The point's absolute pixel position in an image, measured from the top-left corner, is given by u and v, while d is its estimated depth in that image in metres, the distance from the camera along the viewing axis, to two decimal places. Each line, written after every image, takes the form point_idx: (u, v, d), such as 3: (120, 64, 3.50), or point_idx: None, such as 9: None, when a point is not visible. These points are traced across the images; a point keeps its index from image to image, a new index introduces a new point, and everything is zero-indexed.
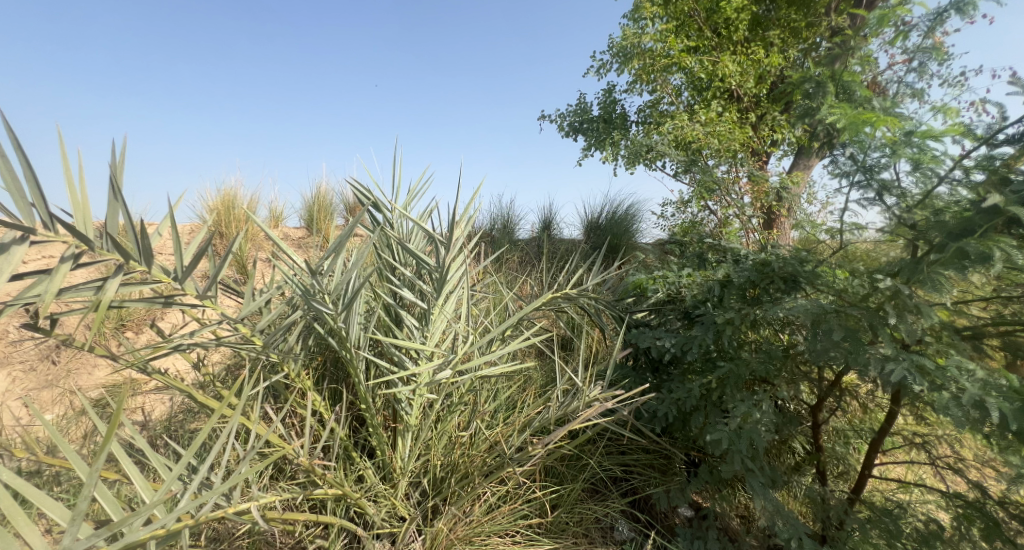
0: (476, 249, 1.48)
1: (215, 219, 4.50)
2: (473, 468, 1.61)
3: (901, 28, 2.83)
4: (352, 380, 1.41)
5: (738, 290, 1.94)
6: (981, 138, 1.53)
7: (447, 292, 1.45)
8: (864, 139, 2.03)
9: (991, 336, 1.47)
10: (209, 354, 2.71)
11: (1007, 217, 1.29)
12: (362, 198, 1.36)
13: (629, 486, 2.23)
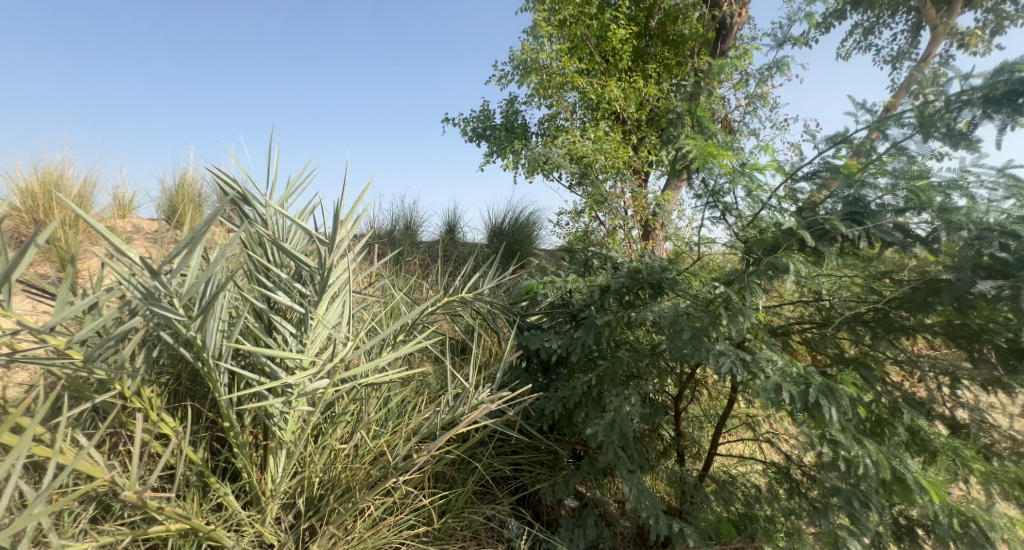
0: (361, 251, 1.49)
1: (25, 206, 3.92)
2: (355, 480, 1.62)
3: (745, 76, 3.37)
4: (213, 395, 1.31)
5: (615, 294, 2.13)
6: (790, 173, 1.92)
7: (329, 296, 1.44)
8: (714, 166, 2.39)
9: (795, 333, 1.83)
10: (21, 371, 2.30)
11: (800, 239, 1.61)
12: (227, 189, 1.28)
13: (513, 487, 2.34)
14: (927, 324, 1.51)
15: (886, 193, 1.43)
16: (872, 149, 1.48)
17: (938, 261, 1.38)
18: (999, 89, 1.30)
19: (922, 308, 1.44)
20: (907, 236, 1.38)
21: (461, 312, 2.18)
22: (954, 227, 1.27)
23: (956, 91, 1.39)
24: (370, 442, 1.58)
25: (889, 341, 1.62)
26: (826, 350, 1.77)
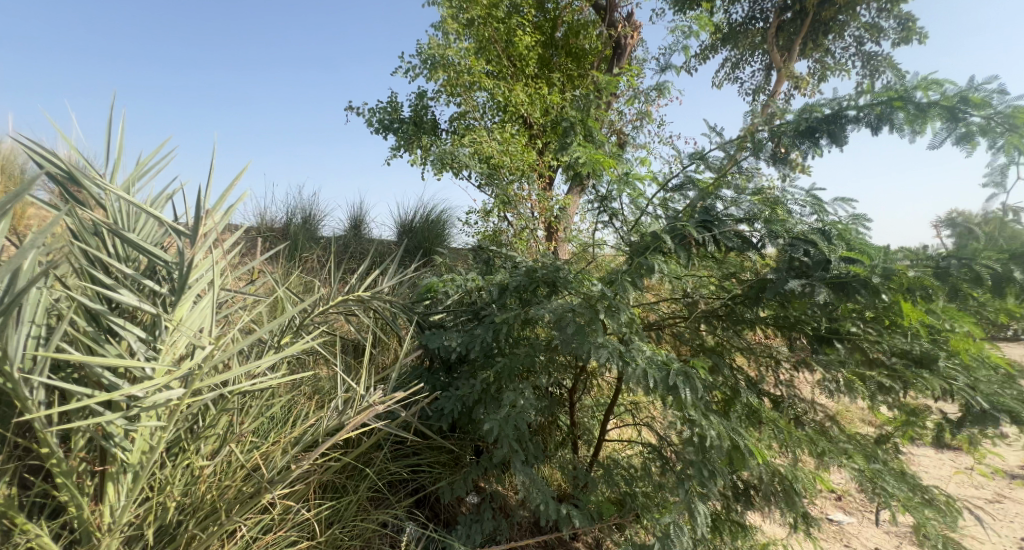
0: (230, 244, 1.38)
1: None
2: (222, 501, 1.49)
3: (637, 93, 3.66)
4: (25, 416, 1.09)
5: (514, 293, 2.19)
6: (664, 184, 2.14)
7: (189, 294, 1.29)
8: (603, 173, 2.59)
9: (665, 327, 2.03)
10: None
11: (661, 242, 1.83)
12: (50, 167, 1.11)
13: (410, 489, 2.27)
14: (760, 317, 1.87)
15: (729, 204, 1.70)
16: (721, 168, 1.75)
17: (768, 263, 1.66)
18: (801, 123, 1.59)
19: (755, 302, 1.74)
20: (744, 242, 1.65)
21: (356, 311, 2.12)
22: (775, 235, 1.57)
23: (773, 124, 1.70)
24: (241, 456, 1.43)
25: (730, 327, 1.95)
26: (688, 341, 2.04)
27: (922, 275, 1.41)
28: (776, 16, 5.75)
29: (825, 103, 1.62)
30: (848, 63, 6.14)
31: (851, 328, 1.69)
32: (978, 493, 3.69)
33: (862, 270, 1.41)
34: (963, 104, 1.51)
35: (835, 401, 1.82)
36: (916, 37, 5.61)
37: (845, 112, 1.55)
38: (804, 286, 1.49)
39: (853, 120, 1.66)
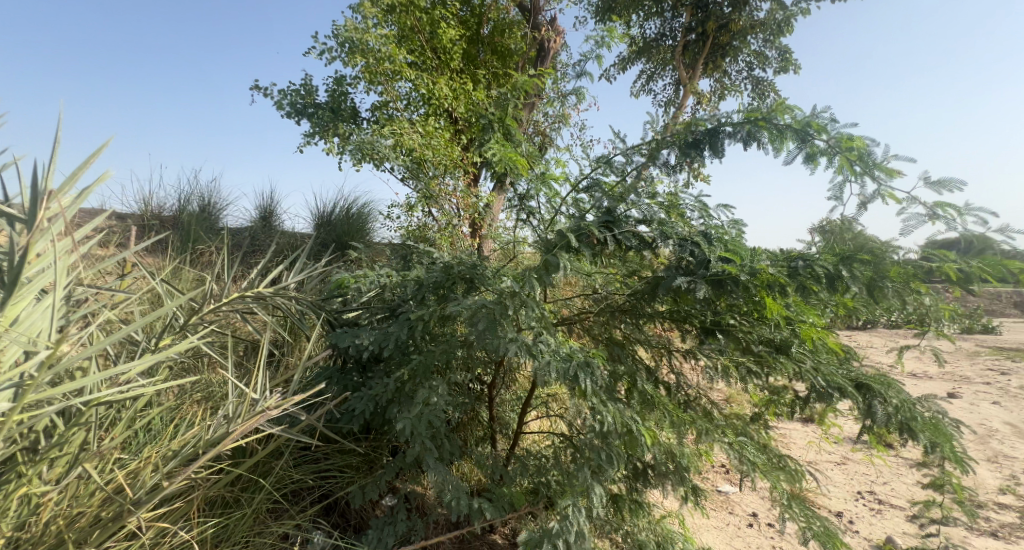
0: (83, 232, 1.22)
1: None
2: (71, 531, 1.32)
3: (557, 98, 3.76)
4: None
5: (431, 290, 2.17)
6: (577, 185, 2.23)
7: (28, 290, 1.12)
8: (520, 172, 2.65)
9: (574, 322, 2.20)
10: None
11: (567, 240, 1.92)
12: None
13: (315, 496, 2.18)
14: (658, 310, 2.10)
15: (627, 206, 1.85)
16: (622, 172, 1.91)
17: (663, 261, 1.81)
18: (689, 134, 1.76)
19: (650, 296, 1.94)
20: (640, 241, 1.79)
21: (256, 309, 1.99)
22: (665, 236, 1.74)
23: (665, 133, 1.86)
24: (93, 476, 1.22)
25: (632, 320, 2.14)
26: (595, 335, 2.21)
27: (777, 272, 1.66)
28: (683, 36, 6.17)
29: (706, 118, 1.81)
30: (742, 85, 6.76)
31: (729, 322, 1.98)
32: (830, 459, 4.34)
33: (734, 267, 1.62)
34: (810, 127, 1.76)
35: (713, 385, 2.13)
36: (794, 69, 6.33)
37: (722, 127, 1.74)
38: (687, 282, 1.66)
39: (729, 134, 1.88)
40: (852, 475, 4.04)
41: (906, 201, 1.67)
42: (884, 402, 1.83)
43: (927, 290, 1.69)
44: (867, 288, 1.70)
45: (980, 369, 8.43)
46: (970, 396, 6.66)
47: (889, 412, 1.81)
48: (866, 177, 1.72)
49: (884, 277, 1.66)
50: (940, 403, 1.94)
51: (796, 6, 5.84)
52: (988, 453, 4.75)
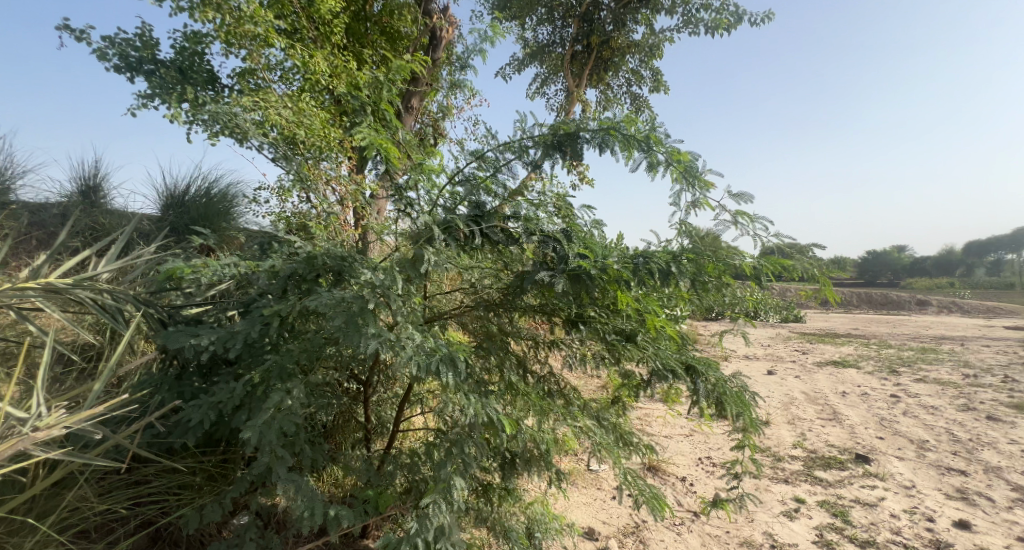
0: None
1: None
2: None
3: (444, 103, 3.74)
4: None
5: (294, 283, 1.98)
6: (460, 174, 2.42)
7: None
8: (397, 163, 2.57)
9: (448, 314, 2.50)
10: None
11: (444, 228, 2.14)
12: None
13: (134, 526, 1.87)
14: (530, 304, 2.46)
15: (499, 204, 2.17)
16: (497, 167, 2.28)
17: (531, 254, 2.19)
18: (551, 138, 2.17)
19: (518, 290, 2.34)
20: (508, 236, 2.21)
21: (48, 307, 1.64)
22: (529, 233, 2.17)
23: (538, 137, 2.21)
24: None
25: (506, 313, 2.49)
26: (477, 327, 2.52)
27: (623, 268, 2.02)
28: (570, 45, 6.43)
29: (569, 124, 2.27)
30: (622, 98, 7.25)
31: (589, 314, 2.38)
32: (681, 432, 5.01)
33: (587, 263, 2.00)
34: (648, 141, 2.15)
35: (572, 370, 2.67)
36: (664, 89, 6.93)
37: (576, 133, 2.15)
38: (549, 276, 2.06)
39: (588, 140, 2.21)
40: (698, 445, 4.74)
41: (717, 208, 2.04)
42: (704, 380, 2.37)
43: (732, 279, 2.15)
44: (692, 279, 2.17)
45: (792, 349, 10.16)
46: (783, 371, 8.04)
47: (708, 388, 2.37)
48: (689, 185, 2.18)
49: (702, 271, 2.12)
50: (746, 379, 2.50)
51: (664, 32, 6.39)
52: (788, 415, 5.74)
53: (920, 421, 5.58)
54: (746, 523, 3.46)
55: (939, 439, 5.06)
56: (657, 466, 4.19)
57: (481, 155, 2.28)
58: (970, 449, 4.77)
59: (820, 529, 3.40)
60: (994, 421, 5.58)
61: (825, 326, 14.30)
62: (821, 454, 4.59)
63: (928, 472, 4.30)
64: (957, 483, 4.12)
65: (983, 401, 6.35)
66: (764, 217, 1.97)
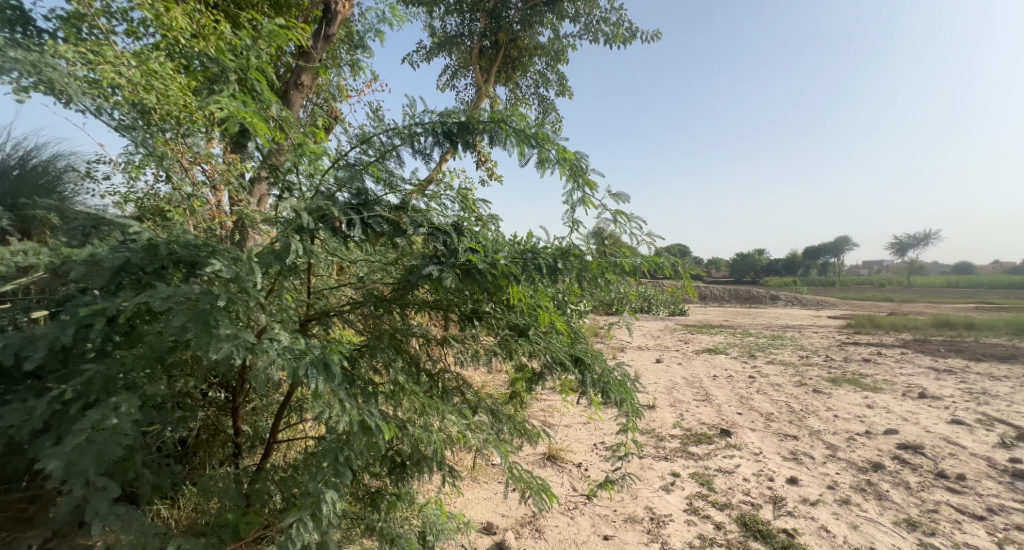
0: None
1: None
2: None
3: (339, 91, 3.48)
4: None
5: (128, 279, 1.69)
6: (346, 158, 2.26)
7: None
8: (270, 140, 2.27)
9: (330, 313, 2.32)
10: None
11: (323, 216, 2.03)
12: None
13: None
14: (423, 300, 2.35)
15: (385, 193, 2.12)
16: (384, 153, 2.21)
17: (420, 248, 2.19)
18: (442, 126, 2.12)
19: (405, 288, 2.24)
20: (392, 227, 2.13)
21: None
22: (417, 224, 2.12)
23: (426, 124, 2.14)
24: None
25: (398, 310, 2.34)
26: (368, 322, 2.37)
27: (511, 264, 2.05)
28: (478, 40, 6.29)
29: (459, 112, 2.20)
30: (530, 99, 7.29)
31: (485, 309, 2.34)
32: (579, 421, 5.20)
33: (476, 258, 2.03)
34: (537, 137, 2.15)
35: (465, 368, 2.62)
36: (569, 94, 7.08)
37: (467, 123, 2.11)
38: (438, 270, 2.03)
39: (477, 130, 2.16)
40: (594, 432, 4.93)
41: (599, 208, 2.11)
42: (591, 371, 2.41)
43: (614, 276, 2.26)
44: (578, 275, 2.24)
45: (675, 340, 11.03)
46: (668, 359, 8.68)
47: (594, 378, 2.41)
48: (574, 183, 2.19)
49: (586, 268, 2.20)
50: (627, 367, 2.60)
51: (568, 38, 6.50)
52: (671, 399, 6.17)
53: (768, 396, 6.30)
54: (630, 500, 3.62)
55: (780, 411, 5.74)
56: (556, 454, 4.27)
57: (381, 149, 2.23)
58: (801, 417, 5.47)
59: (691, 498, 3.66)
60: (817, 393, 6.47)
61: (702, 319, 15.73)
62: (694, 432, 4.98)
63: (771, 439, 4.84)
64: (791, 446, 4.67)
65: (812, 377, 7.35)
66: (638, 218, 2.11)
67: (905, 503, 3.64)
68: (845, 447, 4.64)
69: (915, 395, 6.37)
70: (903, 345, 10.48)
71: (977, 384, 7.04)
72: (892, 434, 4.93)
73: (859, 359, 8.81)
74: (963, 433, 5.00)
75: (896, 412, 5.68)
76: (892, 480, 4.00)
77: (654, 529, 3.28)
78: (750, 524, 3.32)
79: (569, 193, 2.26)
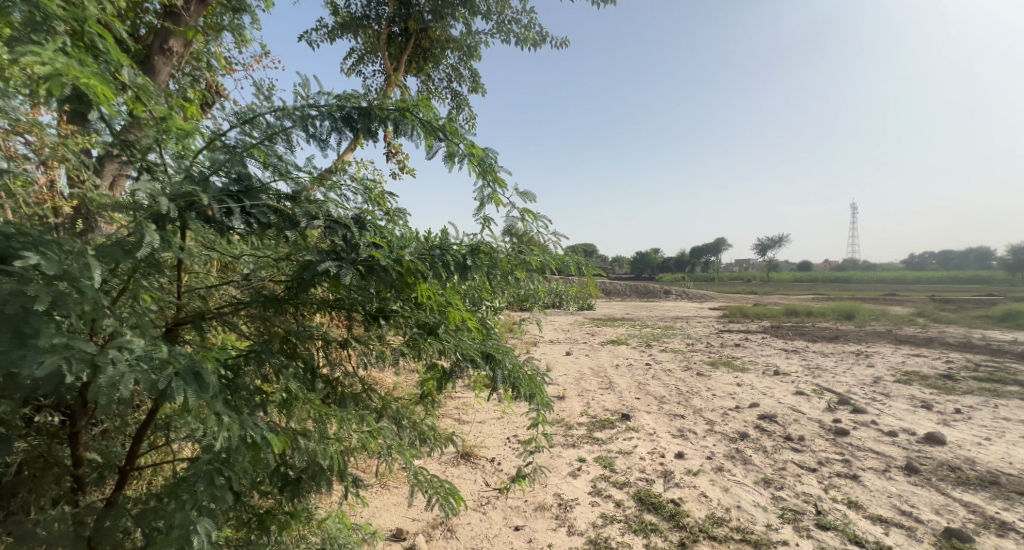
0: None
1: None
2: None
3: (222, 58, 3.01)
4: None
5: None
6: (223, 139, 1.94)
7: None
8: (121, 109, 1.88)
9: (208, 316, 2.00)
10: None
11: (190, 203, 1.72)
12: None
13: None
14: (319, 299, 2.11)
15: (271, 181, 1.84)
16: (270, 135, 1.92)
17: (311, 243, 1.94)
18: (340, 109, 1.89)
19: (297, 288, 1.98)
20: (281, 218, 1.86)
21: None
22: (311, 216, 1.87)
23: (320, 105, 1.89)
24: None
25: (290, 311, 2.08)
26: (255, 325, 2.07)
27: (417, 260, 1.89)
28: (386, 26, 5.91)
29: (359, 97, 1.98)
30: (443, 93, 7.05)
31: (392, 307, 2.14)
32: (492, 417, 5.13)
33: (378, 253, 1.84)
34: (445, 130, 2.00)
35: (369, 372, 2.40)
36: (482, 92, 6.95)
37: (370, 110, 1.90)
38: (335, 267, 1.81)
39: (378, 118, 1.96)
40: (507, 426, 4.88)
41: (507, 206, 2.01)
42: (502, 367, 2.29)
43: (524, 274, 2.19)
44: (488, 273, 2.12)
45: (582, 333, 11.41)
46: (577, 351, 8.92)
47: (505, 374, 2.30)
48: (482, 180, 2.07)
49: (497, 265, 2.09)
50: (536, 361, 2.53)
51: (481, 35, 6.34)
52: (578, 389, 6.30)
53: (660, 381, 6.69)
54: (540, 489, 3.60)
55: (670, 393, 6.10)
56: (470, 452, 4.15)
57: (268, 131, 1.95)
58: (687, 398, 5.85)
59: (596, 481, 3.70)
60: (699, 375, 6.99)
61: (605, 313, 16.47)
62: (599, 418, 5.11)
63: (664, 419, 5.10)
64: (679, 424, 4.95)
65: (695, 361, 7.95)
66: (545, 217, 2.04)
67: (763, 464, 3.97)
68: (719, 421, 5.00)
69: (770, 373, 7.11)
70: (763, 330, 11.76)
71: (812, 360, 8.08)
72: (755, 407, 5.43)
73: (731, 343, 9.72)
74: (803, 401, 5.65)
75: (757, 388, 6.28)
76: (754, 446, 4.36)
77: (562, 514, 3.27)
78: (645, 499, 3.42)
79: (479, 189, 2.14)
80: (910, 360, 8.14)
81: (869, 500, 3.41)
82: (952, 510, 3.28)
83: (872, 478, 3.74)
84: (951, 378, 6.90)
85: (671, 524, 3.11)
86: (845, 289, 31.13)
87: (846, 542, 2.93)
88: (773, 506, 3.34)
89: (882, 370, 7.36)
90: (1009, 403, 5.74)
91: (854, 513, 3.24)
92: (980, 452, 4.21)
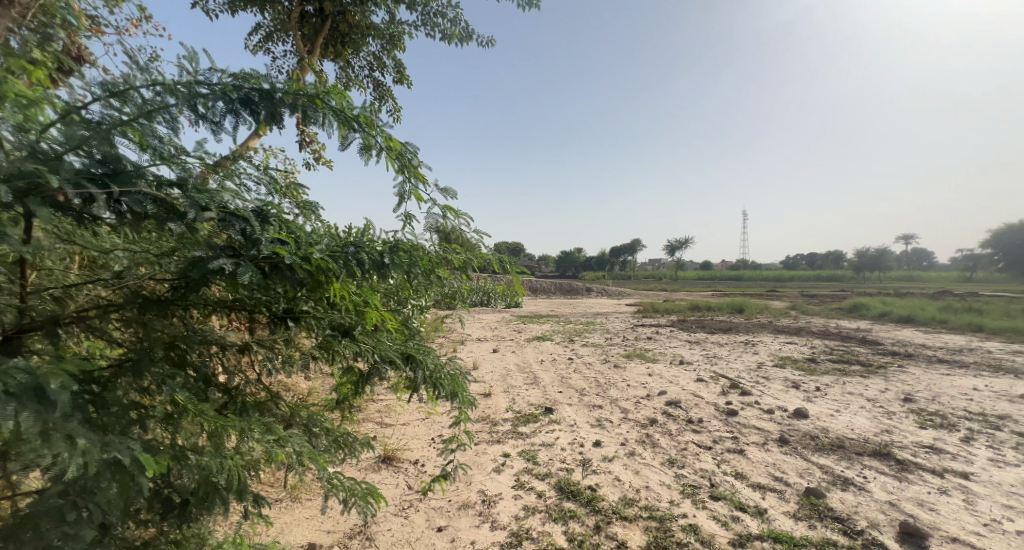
0: None
1: None
2: None
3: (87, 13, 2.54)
4: None
5: None
6: (82, 113, 1.58)
7: None
8: None
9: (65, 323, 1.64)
10: None
11: (32, 187, 1.37)
12: None
13: None
14: (212, 298, 1.83)
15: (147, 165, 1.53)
16: (147, 112, 1.59)
17: (199, 236, 1.65)
18: (236, 89, 1.61)
19: (183, 289, 1.69)
20: (160, 210, 1.56)
21: None
22: (201, 206, 1.58)
23: (212, 82, 1.60)
24: None
25: (174, 313, 1.78)
26: (131, 332, 1.76)
27: (328, 257, 1.68)
28: (300, 4, 5.45)
29: (260, 76, 1.71)
30: (364, 81, 6.67)
31: (302, 308, 1.92)
32: (416, 417, 4.91)
33: (283, 251, 1.61)
34: (361, 120, 1.80)
35: (274, 378, 2.12)
36: (407, 84, 6.66)
37: (273, 92, 1.65)
38: (231, 266, 1.55)
39: (282, 102, 1.70)
40: (431, 426, 4.68)
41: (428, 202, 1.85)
42: (423, 367, 2.10)
43: (446, 273, 2.04)
44: (408, 272, 1.95)
45: (510, 330, 11.39)
46: (504, 348, 8.84)
47: (426, 375, 2.11)
48: (401, 175, 1.90)
49: (418, 264, 1.92)
50: (460, 359, 2.38)
51: (406, 26, 6.06)
52: (504, 385, 6.22)
53: (582, 374, 6.79)
54: (464, 487, 3.44)
55: (590, 385, 6.20)
56: (392, 455, 3.90)
57: (144, 106, 1.62)
58: (603, 389, 5.97)
59: (519, 475, 3.62)
60: (615, 367, 7.19)
61: (529, 310, 16.63)
62: (524, 413, 5.04)
63: (584, 411, 5.15)
64: (597, 414, 5.02)
65: (613, 354, 8.20)
66: (468, 215, 1.91)
67: (669, 446, 4.10)
68: (633, 410, 5.14)
69: (677, 363, 7.48)
70: (670, 324, 12.45)
71: (710, 350, 8.64)
72: (664, 395, 5.64)
73: (643, 336, 10.17)
74: (702, 387, 5.97)
75: (665, 376, 6.57)
76: (661, 430, 4.51)
77: (485, 510, 3.14)
78: (564, 487, 3.39)
79: (399, 185, 1.96)
80: (785, 347, 8.96)
81: (750, 470, 3.61)
82: (812, 472, 3.56)
83: (753, 451, 3.98)
84: (813, 361, 7.67)
85: (588, 510, 3.09)
86: (739, 286, 33.90)
87: (733, 509, 3.06)
88: (676, 483, 3.43)
89: (764, 356, 8.04)
90: (854, 379, 6.47)
91: (739, 483, 3.41)
92: (833, 422, 4.65)
